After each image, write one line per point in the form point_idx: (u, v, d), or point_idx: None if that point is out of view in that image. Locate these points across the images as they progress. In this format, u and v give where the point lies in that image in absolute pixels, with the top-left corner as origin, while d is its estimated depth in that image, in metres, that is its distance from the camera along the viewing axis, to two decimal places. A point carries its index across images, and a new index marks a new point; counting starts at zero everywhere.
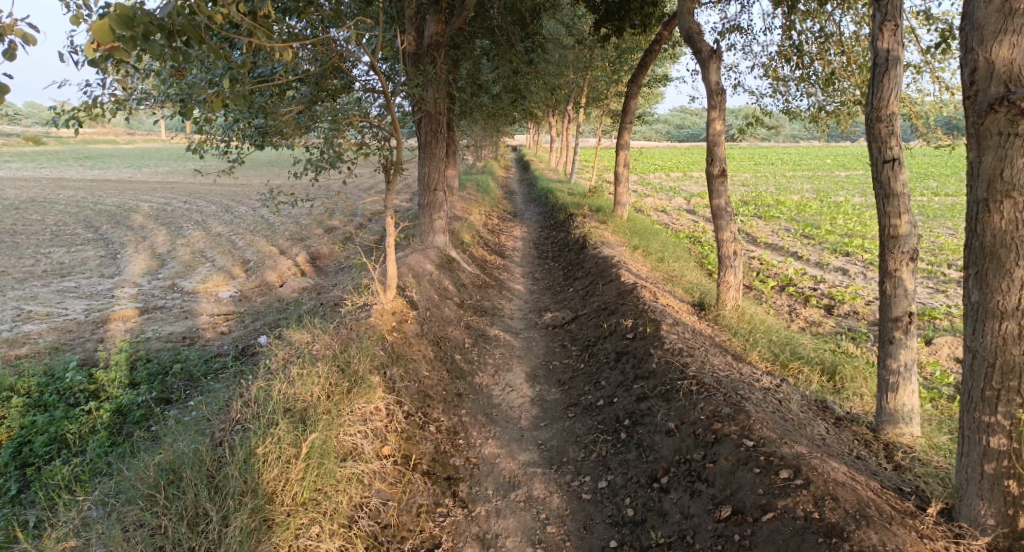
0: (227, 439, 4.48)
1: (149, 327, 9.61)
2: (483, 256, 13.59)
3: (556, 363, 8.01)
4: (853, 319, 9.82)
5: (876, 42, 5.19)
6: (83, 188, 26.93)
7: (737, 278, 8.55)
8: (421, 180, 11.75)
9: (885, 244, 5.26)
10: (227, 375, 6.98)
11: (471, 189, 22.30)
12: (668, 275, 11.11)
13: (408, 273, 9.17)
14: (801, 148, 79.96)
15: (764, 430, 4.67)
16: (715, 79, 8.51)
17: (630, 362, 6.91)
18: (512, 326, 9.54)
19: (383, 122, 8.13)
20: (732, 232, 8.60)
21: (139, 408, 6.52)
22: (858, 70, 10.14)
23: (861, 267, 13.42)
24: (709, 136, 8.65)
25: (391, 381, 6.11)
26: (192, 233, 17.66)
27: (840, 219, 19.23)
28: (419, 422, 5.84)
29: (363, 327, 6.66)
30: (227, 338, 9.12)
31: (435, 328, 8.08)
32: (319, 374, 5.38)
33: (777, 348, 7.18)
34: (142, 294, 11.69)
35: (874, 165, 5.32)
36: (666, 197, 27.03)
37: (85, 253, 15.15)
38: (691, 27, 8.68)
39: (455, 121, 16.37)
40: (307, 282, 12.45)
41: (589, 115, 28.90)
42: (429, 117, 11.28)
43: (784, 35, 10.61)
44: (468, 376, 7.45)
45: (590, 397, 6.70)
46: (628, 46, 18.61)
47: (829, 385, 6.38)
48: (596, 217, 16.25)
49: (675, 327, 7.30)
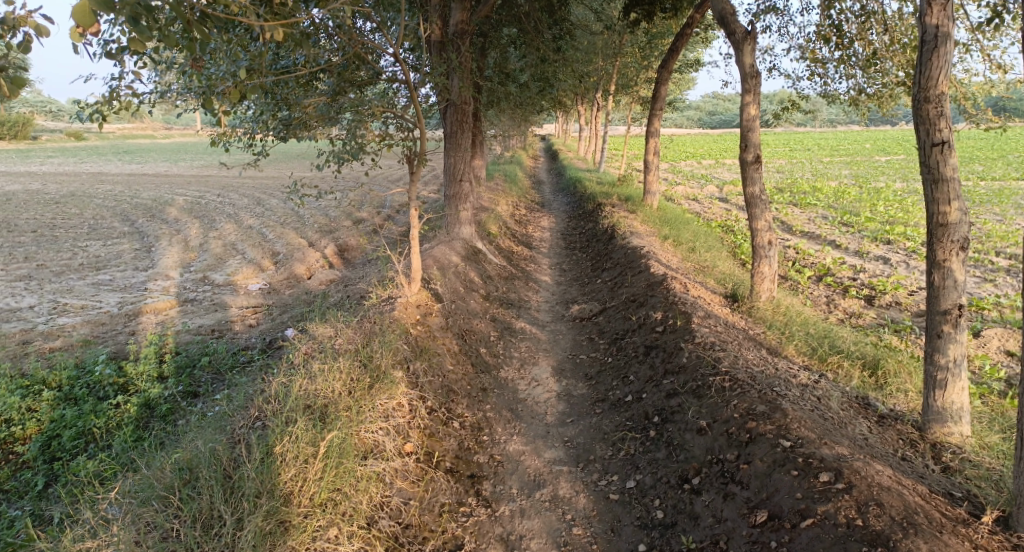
0: (246, 437, 4.43)
1: (179, 319, 9.69)
2: (510, 247, 13.44)
3: (583, 356, 7.83)
4: (895, 310, 9.42)
5: (924, 17, 4.85)
6: (121, 182, 27.54)
7: (772, 269, 8.24)
8: (447, 170, 11.63)
9: (932, 233, 4.96)
10: (253, 369, 6.97)
11: (499, 179, 22.15)
12: (699, 265, 10.81)
13: (434, 266, 9.07)
14: (839, 133, 77.83)
15: (802, 430, 4.43)
16: (749, 62, 8.19)
17: (659, 356, 6.69)
18: (539, 319, 9.38)
19: (407, 113, 8.01)
20: (766, 221, 8.30)
21: (165, 403, 6.55)
22: (899, 49, 9.71)
23: (903, 256, 12.91)
24: (743, 121, 8.33)
25: (414, 376, 6.01)
26: (224, 226, 17.86)
27: (880, 205, 18.56)
28: (442, 418, 5.73)
29: (387, 320, 6.57)
30: (254, 331, 9.15)
31: (460, 321, 7.97)
32: (341, 369, 5.30)
33: (815, 341, 6.89)
34: (173, 287, 11.82)
35: (921, 149, 5.02)
36: (697, 185, 26.49)
37: (121, 246, 15.41)
38: (723, 8, 8.36)
39: (482, 110, 16.20)
40: (334, 274, 12.46)
41: (619, 102, 28.45)
42: (454, 107, 11.15)
43: (821, 15, 10.21)
44: (493, 370, 7.32)
45: (618, 392, 6.51)
46: (658, 31, 18.17)
47: (870, 380, 6.09)
48: (625, 206, 15.96)
49: (707, 320, 7.05)
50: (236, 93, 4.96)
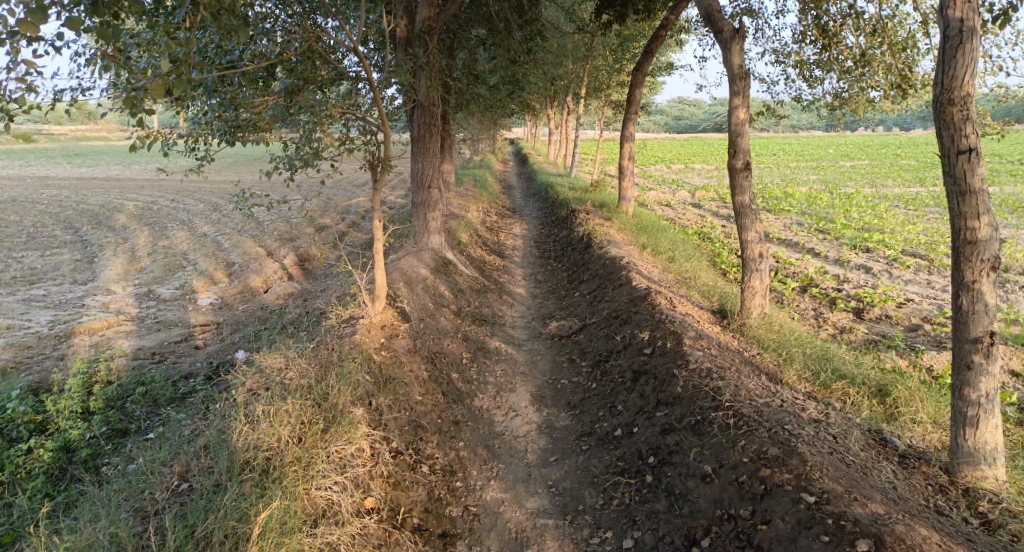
0: (164, 511, 3.74)
1: (116, 341, 8.76)
2: (482, 257, 12.73)
3: (563, 382, 7.16)
4: (886, 325, 8.97)
5: (945, 10, 4.33)
6: (68, 187, 25.97)
7: (763, 283, 7.70)
8: (414, 177, 10.90)
9: (958, 251, 4.43)
10: (193, 403, 6.16)
11: (468, 184, 21.42)
12: (681, 277, 10.27)
13: (400, 280, 8.34)
14: (802, 138, 79.05)
15: (826, 481, 3.92)
16: (737, 62, 7.65)
17: (650, 385, 6.06)
18: (514, 337, 8.69)
19: (370, 114, 7.30)
20: (757, 232, 7.76)
21: (88, 447, 5.70)
22: (879, 52, 9.35)
23: (884, 264, 12.56)
24: (731, 125, 7.77)
25: (376, 413, 5.27)
26: (176, 234, 16.78)
27: (854, 212, 18.37)
28: (409, 463, 5.02)
29: (346, 348, 5.84)
30: (200, 353, 8.29)
31: (429, 343, 7.26)
32: (289, 410, 4.54)
33: (816, 364, 6.34)
34: (114, 303, 10.85)
35: (944, 157, 4.48)
36: (670, 190, 26.09)
37: (60, 257, 14.24)
38: (710, 5, 7.80)
39: (450, 113, 15.53)
40: (293, 286, 11.62)
41: (588, 106, 27.97)
42: (422, 109, 10.46)
43: (798, 15, 9.79)
44: (466, 399, 6.62)
45: (606, 425, 5.87)
46: (631, 33, 17.68)
47: (880, 409, 5.56)
48: (599, 213, 15.41)
49: (699, 341, 6.46)
50: (161, 90, 4.23)
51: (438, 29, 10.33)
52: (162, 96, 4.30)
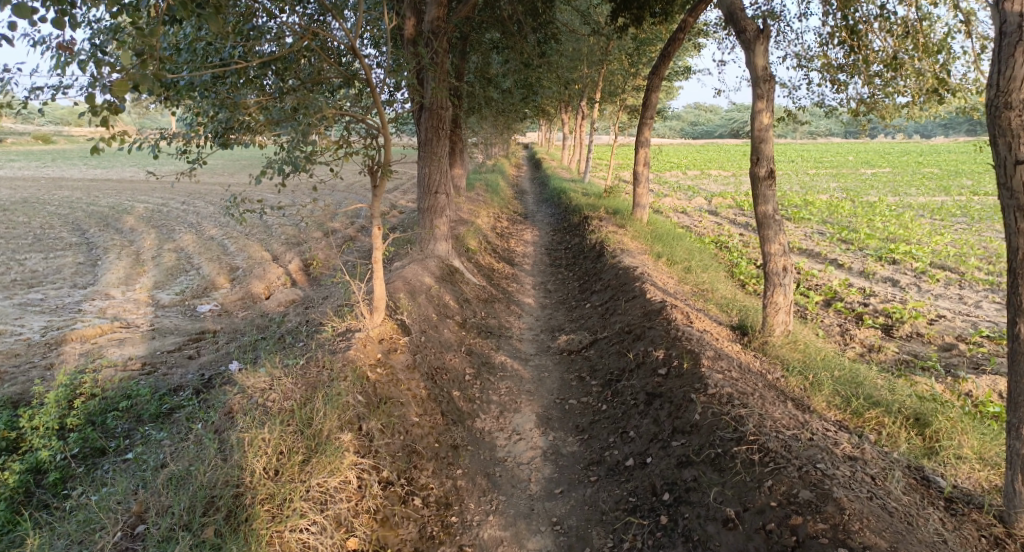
0: None
1: (108, 349, 8.44)
2: (491, 265, 12.31)
3: (572, 402, 6.71)
4: (918, 344, 8.41)
5: (1001, 3, 3.84)
6: (80, 188, 25.87)
7: (787, 299, 7.18)
8: (421, 182, 10.50)
9: (1016, 272, 3.94)
10: (175, 422, 5.80)
11: (480, 189, 21.06)
12: (697, 289, 9.77)
13: (402, 289, 7.94)
14: (820, 145, 77.88)
15: (868, 535, 3.53)
16: (761, 64, 7.18)
17: (665, 409, 5.59)
18: (521, 351, 8.24)
19: (370, 116, 6.91)
20: (781, 244, 7.25)
21: (61, 468, 5.36)
22: (908, 56, 8.82)
23: (912, 277, 11.98)
24: (753, 131, 7.29)
25: (366, 439, 4.87)
26: (182, 237, 16.53)
27: (877, 221, 17.73)
28: (400, 495, 4.62)
29: (337, 366, 5.45)
30: (192, 364, 7.94)
31: (431, 357, 6.85)
32: (266, 439, 4.24)
33: (846, 389, 5.84)
34: (111, 308, 10.55)
35: (999, 167, 3.98)
36: (686, 197, 25.53)
37: (63, 260, 14.03)
38: (732, 3, 7.33)
39: (461, 116, 15.18)
40: (295, 293, 11.28)
41: (603, 110, 27.42)
42: (429, 112, 10.05)
43: (823, 16, 9.29)
44: (467, 420, 6.20)
45: (617, 453, 5.42)
46: (647, 36, 17.23)
47: (919, 442, 5.05)
48: (613, 220, 14.93)
49: (718, 362, 5.98)
50: (124, 86, 3.86)
51: (447, 30, 9.95)
52: (125, 91, 3.92)
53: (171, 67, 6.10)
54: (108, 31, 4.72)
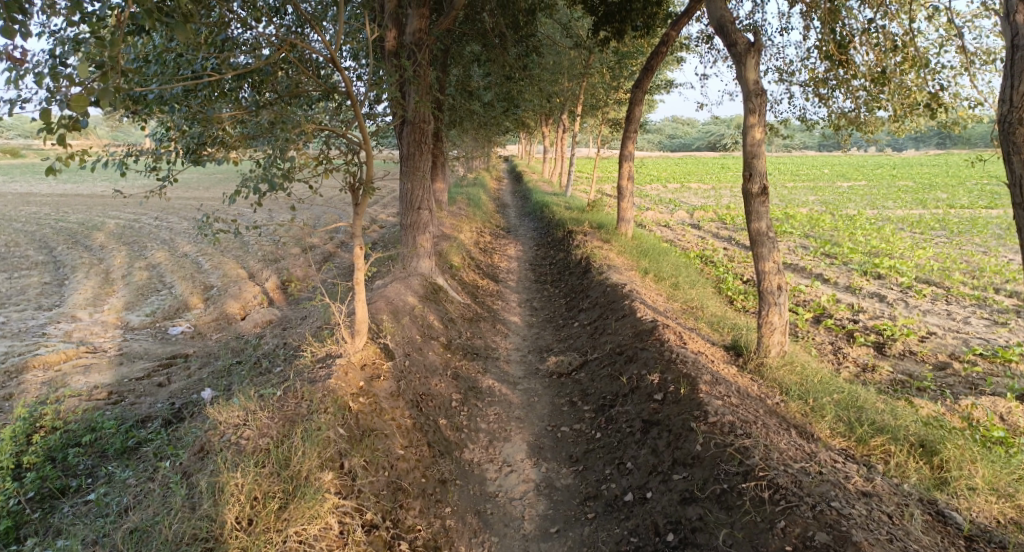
0: None
1: (71, 376, 7.99)
2: (474, 282, 12.02)
3: (564, 429, 6.44)
4: (911, 362, 8.26)
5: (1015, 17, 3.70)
6: (48, 204, 25.07)
7: (783, 319, 6.96)
8: (403, 198, 10.18)
9: None
10: (142, 459, 5.41)
11: (462, 203, 20.78)
12: (686, 306, 9.57)
13: (385, 310, 7.62)
14: (796, 157, 78.90)
15: None
16: (752, 78, 7.00)
17: (662, 438, 5.36)
18: (509, 374, 7.93)
19: (350, 131, 6.60)
20: (775, 262, 7.04)
21: (15, 514, 4.94)
22: (893, 71, 8.74)
23: (898, 292, 11.91)
24: (746, 146, 7.09)
25: (349, 477, 4.55)
26: (154, 254, 16.00)
27: (859, 235, 17.76)
28: (386, 539, 4.35)
29: (316, 397, 5.11)
30: (163, 392, 7.51)
31: (415, 383, 6.52)
32: (239, 484, 3.99)
33: (849, 414, 5.63)
34: (78, 331, 10.06)
35: (1015, 186, 3.80)
36: (668, 210, 25.46)
37: (27, 280, 13.45)
38: (722, 16, 7.17)
39: (442, 130, 14.92)
40: (272, 313, 10.88)
41: (584, 123, 27.34)
42: (411, 126, 9.77)
43: (807, 31, 9.20)
44: (455, 451, 5.90)
45: (614, 487, 5.20)
46: (629, 50, 17.14)
47: (928, 472, 4.84)
48: (598, 234, 14.74)
49: (716, 387, 5.74)
50: (82, 100, 3.53)
51: (429, 42, 9.69)
52: (82, 106, 3.58)
53: (139, 80, 5.75)
54: (68, 44, 4.39)
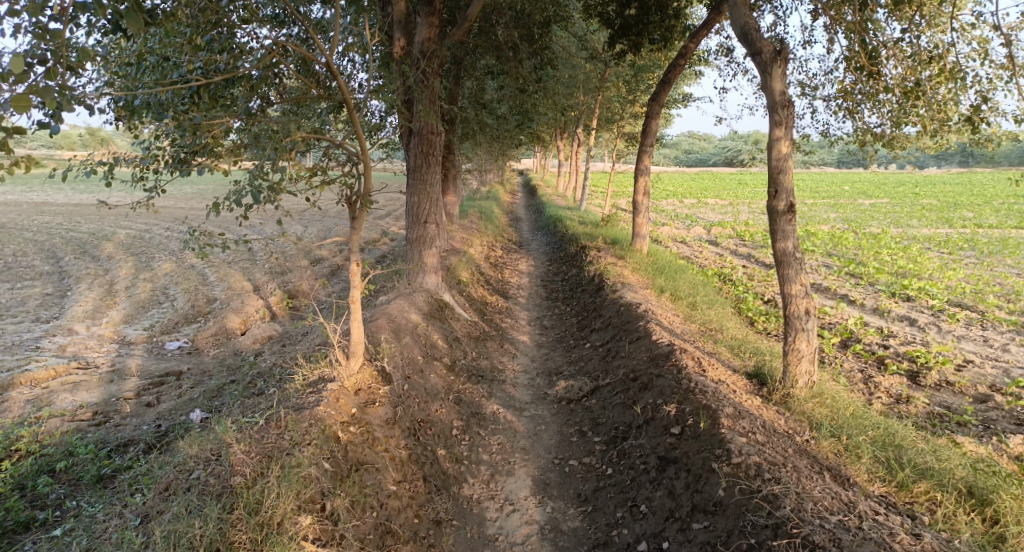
0: None
1: (57, 394, 7.63)
2: (483, 298, 11.57)
3: (572, 463, 5.95)
4: (949, 394, 7.67)
5: None
6: (62, 214, 24.99)
7: (811, 346, 6.42)
8: (409, 211, 9.77)
9: None
10: (114, 491, 5.00)
11: (474, 216, 20.43)
12: (705, 328, 9.02)
13: (385, 329, 7.18)
14: (815, 174, 77.85)
15: None
16: (778, 88, 6.52)
17: (681, 479, 4.91)
18: (515, 399, 7.45)
19: (348, 141, 6.21)
20: (803, 285, 6.50)
21: None
22: (926, 84, 8.23)
23: (929, 316, 11.28)
24: (771, 160, 6.60)
25: (330, 522, 4.18)
26: (160, 265, 15.73)
27: (884, 254, 17.11)
28: None
29: (300, 428, 4.68)
30: (150, 413, 7.12)
31: (414, 409, 6.06)
32: (198, 536, 3.76)
33: (888, 453, 5.10)
34: (72, 346, 9.74)
35: None
36: (684, 226, 24.94)
37: (30, 291, 13.21)
38: (747, 23, 6.72)
39: (454, 142, 14.57)
40: (273, 328, 10.48)
41: (600, 137, 26.93)
42: (419, 137, 9.41)
43: (832, 43, 8.71)
44: (453, 486, 5.45)
45: (626, 534, 4.80)
46: (645, 63, 16.74)
47: (981, 526, 4.31)
48: (612, 250, 14.24)
49: (740, 422, 5.20)
50: (22, 100, 3.11)
51: (439, 52, 9.34)
52: (23, 108, 3.15)
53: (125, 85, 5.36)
54: None
